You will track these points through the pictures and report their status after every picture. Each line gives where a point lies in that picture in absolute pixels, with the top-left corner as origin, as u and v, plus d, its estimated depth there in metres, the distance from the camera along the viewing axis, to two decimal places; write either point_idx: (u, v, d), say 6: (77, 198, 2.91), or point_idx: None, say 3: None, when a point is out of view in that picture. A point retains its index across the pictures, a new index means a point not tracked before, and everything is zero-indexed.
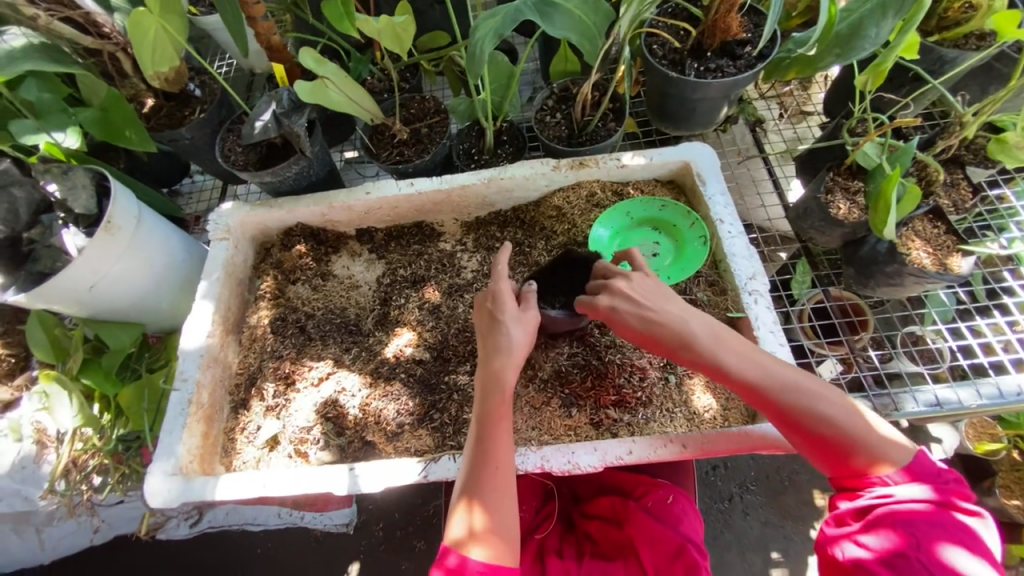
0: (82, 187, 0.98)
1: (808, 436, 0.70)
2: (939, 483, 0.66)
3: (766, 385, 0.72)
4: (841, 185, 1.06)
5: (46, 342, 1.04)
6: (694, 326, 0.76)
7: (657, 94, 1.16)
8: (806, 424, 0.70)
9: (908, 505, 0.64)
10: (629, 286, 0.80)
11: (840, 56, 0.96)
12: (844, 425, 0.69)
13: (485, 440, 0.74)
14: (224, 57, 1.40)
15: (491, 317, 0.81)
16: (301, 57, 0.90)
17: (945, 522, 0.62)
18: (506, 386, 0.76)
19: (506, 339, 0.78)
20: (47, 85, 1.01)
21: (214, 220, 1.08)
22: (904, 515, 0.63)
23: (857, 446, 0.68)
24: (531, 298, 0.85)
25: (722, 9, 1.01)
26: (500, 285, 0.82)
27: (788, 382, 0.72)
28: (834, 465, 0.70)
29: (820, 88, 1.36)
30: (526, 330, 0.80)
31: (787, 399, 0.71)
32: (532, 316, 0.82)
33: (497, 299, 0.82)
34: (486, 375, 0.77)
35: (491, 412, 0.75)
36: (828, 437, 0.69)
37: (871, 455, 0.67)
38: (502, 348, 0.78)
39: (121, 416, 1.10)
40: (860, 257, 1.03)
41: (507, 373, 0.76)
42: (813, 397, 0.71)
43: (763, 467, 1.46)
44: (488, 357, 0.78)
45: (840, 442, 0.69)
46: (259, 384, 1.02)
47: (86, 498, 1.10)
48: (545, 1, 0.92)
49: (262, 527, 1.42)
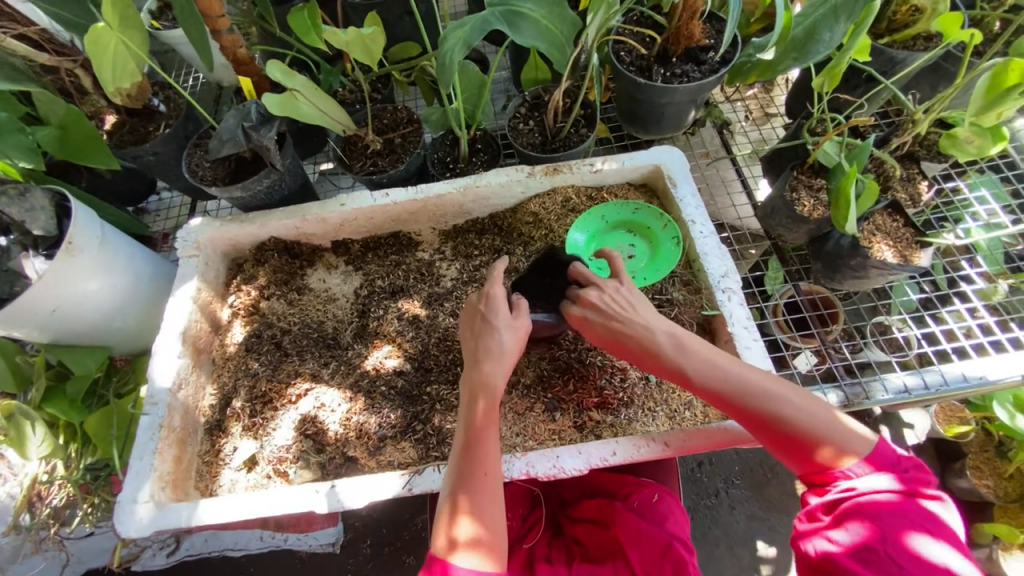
0: (40, 209, 0.95)
1: (772, 434, 0.71)
2: (901, 470, 0.67)
3: (724, 386, 0.74)
4: (804, 183, 1.09)
5: (6, 371, 1.00)
6: (656, 331, 0.79)
7: (626, 100, 1.18)
8: (769, 422, 0.71)
9: (870, 495, 0.65)
10: (601, 296, 0.84)
11: (798, 59, 1.00)
12: (802, 419, 0.70)
13: (474, 446, 0.73)
14: (190, 72, 1.37)
15: (485, 322, 0.81)
16: (269, 70, 0.90)
17: (907, 509, 0.63)
18: (495, 390, 0.76)
19: (498, 343, 0.79)
20: (2, 105, 0.98)
21: (183, 237, 1.05)
22: (868, 504, 0.64)
23: (819, 441, 0.69)
24: (526, 307, 0.84)
25: (684, 16, 1.05)
26: (494, 289, 0.83)
27: (748, 381, 0.74)
28: (801, 461, 0.71)
29: (782, 91, 1.41)
30: (517, 335, 0.80)
31: (753, 401, 0.72)
32: (525, 322, 0.82)
33: (490, 303, 0.82)
34: (475, 380, 0.77)
35: (478, 417, 0.75)
36: (789, 434, 0.70)
37: (831, 447, 0.69)
38: (494, 353, 0.78)
39: (89, 445, 1.05)
40: (826, 251, 1.06)
41: (497, 378, 0.76)
42: (774, 396, 0.72)
43: (746, 461, 1.48)
44: (478, 362, 0.78)
45: (801, 438, 0.70)
46: (234, 405, 0.99)
47: (53, 533, 1.05)
48: (513, 11, 0.94)
49: (244, 551, 1.37)
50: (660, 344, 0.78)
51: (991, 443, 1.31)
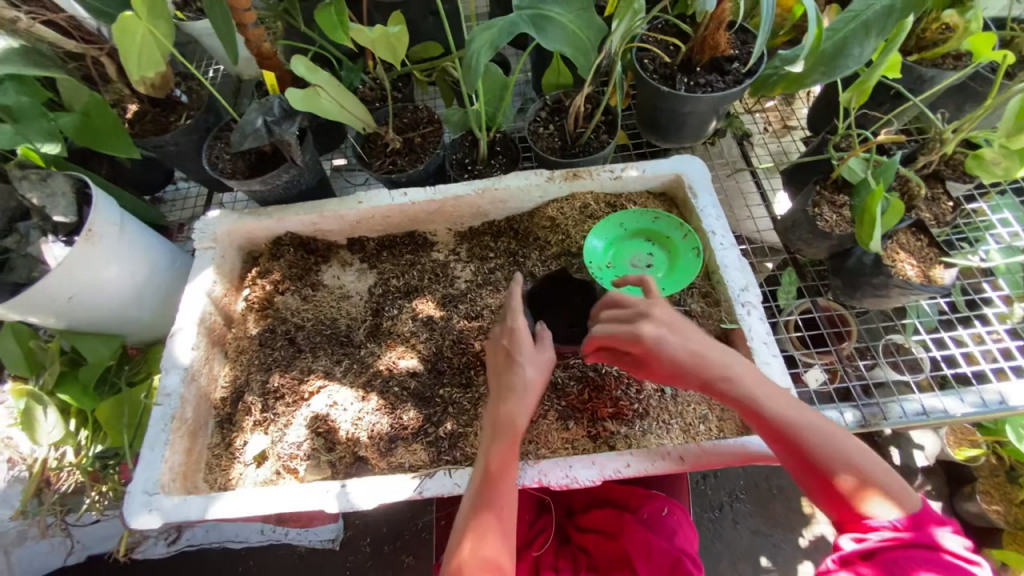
0: (61, 194, 0.95)
1: (821, 482, 0.69)
2: (922, 517, 0.66)
3: (786, 427, 0.71)
4: (827, 198, 1.08)
5: (20, 356, 1.01)
6: (726, 360, 0.76)
7: (648, 107, 1.18)
8: (821, 470, 0.69)
9: (891, 544, 0.64)
10: (663, 314, 0.80)
11: (826, 73, 0.98)
12: (860, 474, 0.68)
13: (494, 480, 0.73)
14: (212, 63, 1.38)
15: (509, 356, 0.82)
16: (293, 65, 0.90)
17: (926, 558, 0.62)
18: (518, 427, 0.77)
19: (522, 380, 0.79)
20: (26, 90, 0.98)
21: (201, 228, 1.05)
22: (891, 556, 0.63)
23: (870, 498, 0.67)
24: (548, 338, 0.86)
25: (711, 26, 1.03)
26: (518, 323, 0.84)
27: (812, 427, 0.71)
28: (838, 510, 0.69)
29: (804, 103, 1.40)
30: (541, 370, 0.81)
31: (817, 440, 0.70)
32: (548, 353, 0.84)
33: (514, 338, 0.83)
34: (497, 415, 0.77)
35: (500, 452, 0.75)
36: (841, 487, 0.68)
37: (879, 506, 0.66)
38: (518, 390, 0.78)
39: (99, 432, 1.06)
40: (846, 268, 1.05)
41: (521, 413, 0.77)
42: (831, 445, 0.69)
43: (752, 476, 1.47)
44: (501, 398, 0.79)
45: (851, 493, 0.67)
46: (246, 399, 0.99)
47: (60, 518, 1.06)
48: (541, 15, 0.93)
49: (245, 544, 1.37)
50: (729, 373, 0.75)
51: (1002, 468, 1.29)
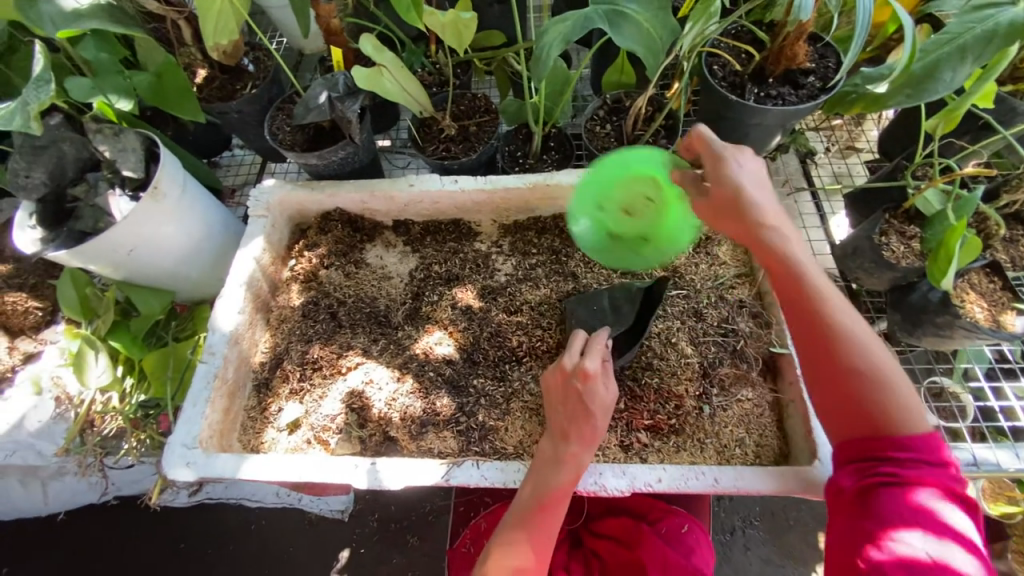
0: (131, 150, 0.99)
1: (838, 385, 0.71)
2: (940, 472, 0.66)
3: (807, 314, 0.75)
4: (896, 228, 1.03)
5: (76, 301, 1.06)
6: (775, 234, 0.78)
7: (711, 115, 1.14)
8: (838, 368, 0.72)
9: (908, 501, 0.64)
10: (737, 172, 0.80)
11: (911, 96, 0.92)
12: (877, 378, 0.70)
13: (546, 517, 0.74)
14: (278, 34, 1.40)
15: (581, 399, 0.77)
16: (362, 43, 0.91)
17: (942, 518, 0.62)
18: (579, 468, 0.76)
19: (591, 429, 0.76)
20: (106, 47, 1.02)
21: (256, 196, 1.08)
22: (910, 511, 0.63)
23: (888, 410, 0.68)
24: (611, 371, 0.82)
25: (790, 36, 0.99)
26: (593, 367, 0.77)
27: (836, 322, 0.74)
28: (849, 427, 0.70)
29: (874, 126, 1.33)
30: (608, 416, 0.78)
31: (852, 352, 0.71)
32: (613, 394, 0.79)
33: (588, 382, 0.77)
34: (560, 457, 0.76)
35: (558, 495, 0.74)
36: (857, 391, 0.70)
37: (893, 419, 0.68)
38: (586, 437, 0.76)
39: (144, 382, 1.10)
40: (908, 303, 1.00)
41: (586, 457, 0.76)
42: (855, 343, 0.72)
43: (769, 505, 1.43)
44: (567, 441, 0.76)
45: (866, 397, 0.70)
46: (285, 366, 1.01)
47: (99, 459, 1.11)
48: (616, 12, 0.91)
49: (259, 504, 1.41)
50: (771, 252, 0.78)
51: None
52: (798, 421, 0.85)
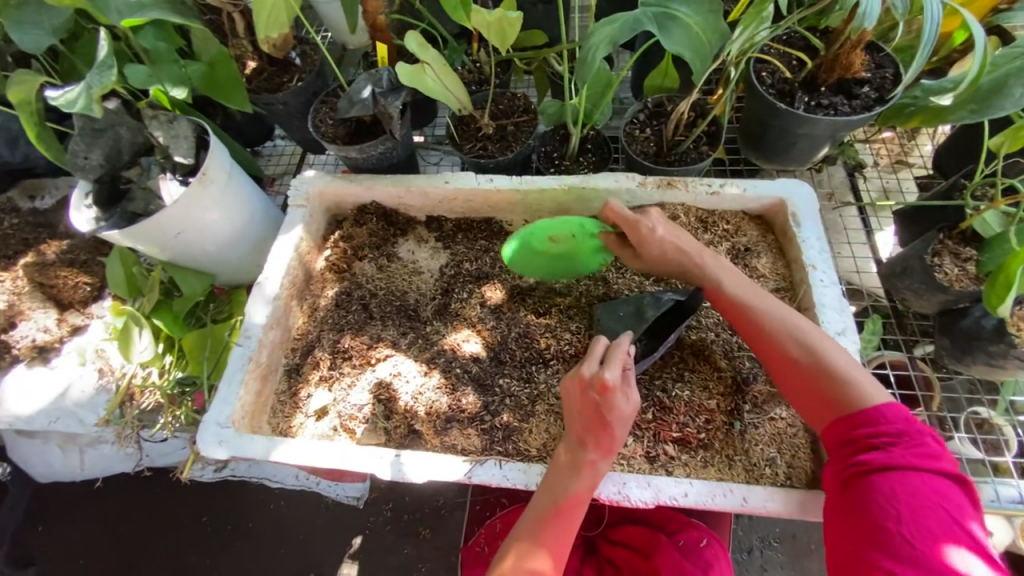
0: (184, 137, 1.03)
1: (799, 380, 0.75)
2: (921, 451, 0.66)
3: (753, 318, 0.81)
4: (951, 249, 0.98)
5: (123, 277, 1.11)
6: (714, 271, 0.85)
7: (756, 123, 1.11)
8: (790, 365, 0.76)
9: (884, 479, 0.65)
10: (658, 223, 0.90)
11: (974, 112, 0.88)
12: (829, 364, 0.74)
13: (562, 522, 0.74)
14: (325, 28, 1.43)
15: (600, 410, 0.75)
16: (408, 40, 0.92)
17: (922, 491, 0.63)
18: (595, 475, 0.76)
19: (608, 438, 0.75)
20: (164, 36, 1.06)
21: (297, 186, 1.11)
22: (890, 492, 0.63)
23: (847, 391, 0.71)
24: (632, 381, 0.79)
25: (847, 45, 0.95)
26: (612, 379, 0.75)
27: (782, 319, 0.79)
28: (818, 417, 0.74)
29: (929, 140, 1.27)
30: (627, 426, 0.76)
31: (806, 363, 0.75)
32: (634, 405, 0.77)
33: (604, 394, 0.75)
34: (576, 463, 0.75)
35: (573, 502, 0.74)
36: (814, 382, 0.74)
37: (854, 400, 0.71)
38: (603, 446, 0.75)
39: (182, 360, 1.14)
40: (958, 328, 0.95)
41: (603, 464, 0.76)
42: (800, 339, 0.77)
43: (791, 526, 1.38)
44: (585, 448, 0.75)
45: (824, 385, 0.73)
46: (316, 353, 1.03)
47: (136, 431, 1.15)
48: (666, 14, 0.89)
49: (280, 485, 1.45)
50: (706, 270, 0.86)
51: None
52: None
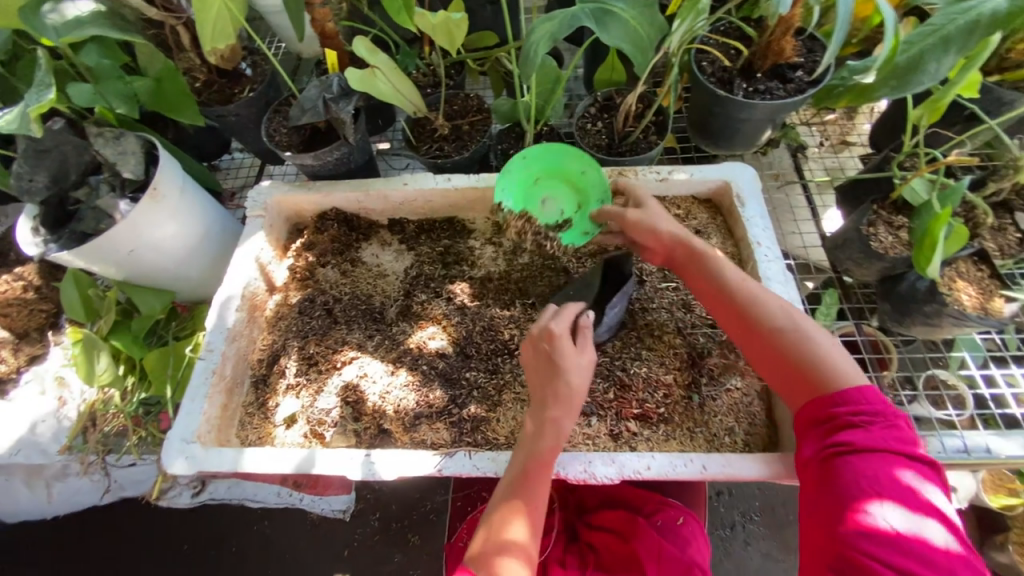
0: (131, 153, 1.01)
1: (779, 364, 0.75)
2: (900, 440, 0.66)
3: (740, 300, 0.81)
4: (884, 219, 1.04)
5: (78, 300, 1.08)
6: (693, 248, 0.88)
7: (701, 111, 1.15)
8: (773, 346, 0.77)
9: (863, 465, 0.64)
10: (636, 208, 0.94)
11: (896, 88, 0.94)
12: (818, 349, 0.74)
13: (533, 482, 0.74)
14: (276, 39, 1.43)
15: (552, 363, 0.78)
16: (355, 46, 0.92)
17: (903, 481, 0.63)
18: (559, 430, 0.76)
19: (566, 388, 0.77)
20: (107, 52, 1.04)
21: (253, 197, 1.10)
22: (869, 477, 0.63)
23: (834, 378, 0.71)
24: (586, 335, 0.82)
25: (777, 31, 1.00)
26: (559, 328, 0.79)
27: (770, 305, 0.79)
28: (797, 399, 0.74)
29: (866, 119, 1.34)
30: (584, 376, 0.78)
31: (794, 341, 0.75)
32: (589, 355, 0.80)
33: (555, 343, 0.78)
34: (541, 421, 0.77)
35: (540, 463, 0.75)
36: (799, 366, 0.74)
37: (841, 385, 0.71)
38: (561, 397, 0.77)
39: (144, 380, 1.12)
40: (897, 293, 1.01)
41: (566, 420, 0.76)
42: (788, 324, 0.77)
43: (769, 498, 1.43)
44: (546, 404, 0.77)
45: (809, 366, 0.74)
46: (282, 362, 1.03)
47: (101, 457, 1.12)
48: (603, 10, 0.92)
49: (262, 504, 1.41)
50: (700, 251, 0.87)
51: None
52: (785, 412, 0.86)
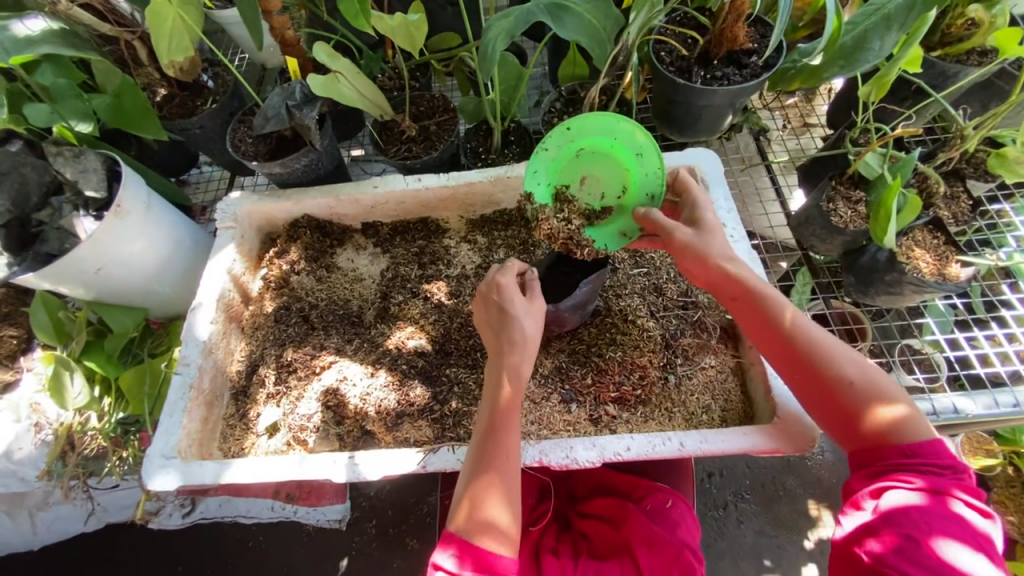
0: (93, 170, 1.00)
1: (840, 407, 0.70)
2: (954, 480, 0.64)
3: (803, 334, 0.74)
4: (842, 194, 1.07)
5: (49, 324, 1.05)
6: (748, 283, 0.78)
7: (664, 100, 1.18)
8: (836, 395, 0.71)
9: (916, 499, 0.62)
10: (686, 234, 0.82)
11: (845, 67, 0.97)
12: (884, 398, 0.69)
13: (498, 432, 0.73)
14: (238, 51, 1.42)
15: (501, 312, 0.79)
16: (315, 51, 0.92)
17: (959, 521, 0.61)
18: (518, 377, 0.77)
19: (520, 332, 0.77)
20: (63, 71, 1.02)
21: (223, 208, 1.09)
22: (921, 512, 0.62)
23: (901, 431, 0.67)
24: (536, 287, 0.84)
25: (730, 18, 1.03)
26: (506, 278, 0.81)
27: (838, 351, 0.72)
28: (852, 438, 0.70)
29: (824, 100, 1.38)
30: (537, 321, 0.80)
31: (859, 390, 0.70)
32: (541, 304, 0.82)
33: (504, 292, 0.80)
34: (499, 370, 0.77)
35: (501, 414, 0.74)
36: (861, 410, 0.69)
37: (908, 437, 0.67)
38: (517, 343, 0.77)
39: (122, 400, 1.10)
40: (860, 265, 1.05)
41: (524, 365, 0.77)
42: (855, 367, 0.71)
43: (758, 476, 1.46)
44: (503, 352, 0.77)
45: (874, 417, 0.68)
46: (261, 371, 1.02)
47: (82, 481, 1.10)
48: (558, 4, 0.94)
49: (255, 520, 1.38)
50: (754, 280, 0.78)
51: (1019, 478, 1.27)
52: (758, 386, 0.88)
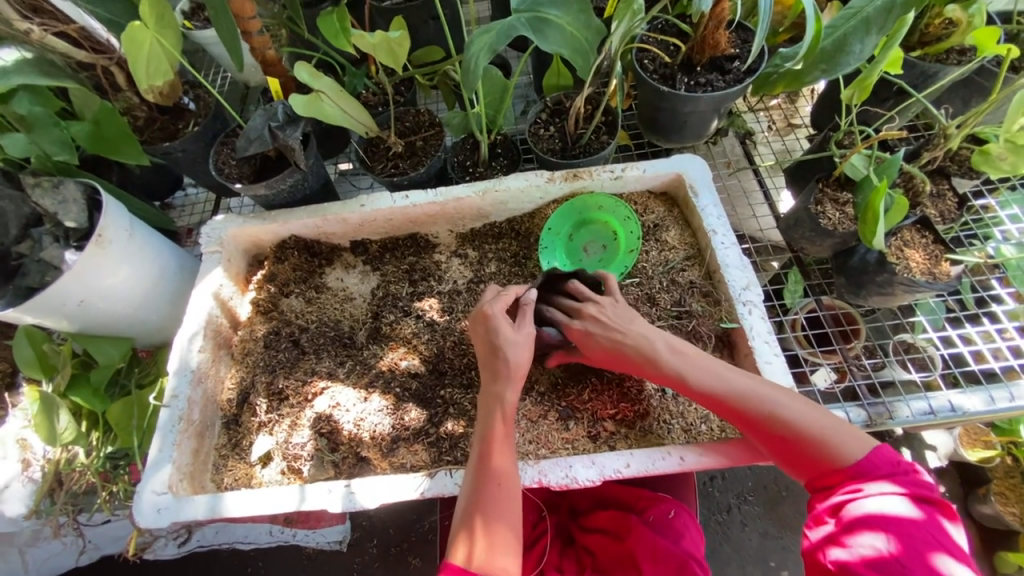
0: (72, 201, 0.98)
1: (778, 441, 0.72)
2: (904, 480, 0.66)
3: (741, 396, 0.74)
4: (830, 196, 1.08)
5: (34, 358, 1.03)
6: (644, 346, 0.80)
7: (649, 107, 1.17)
8: (771, 433, 0.72)
9: (872, 506, 0.65)
10: (598, 309, 0.85)
11: (826, 71, 0.98)
12: (812, 427, 0.71)
13: (486, 459, 0.74)
14: (220, 71, 1.40)
15: (490, 340, 0.80)
16: (297, 71, 0.90)
17: (917, 521, 0.62)
18: (509, 405, 0.77)
19: (505, 362, 0.78)
20: (40, 100, 0.99)
21: (207, 233, 1.06)
22: (880, 517, 0.63)
23: (835, 452, 0.69)
24: (529, 312, 0.83)
25: (710, 25, 1.03)
26: (494, 306, 0.82)
27: (752, 392, 0.75)
28: (800, 468, 0.71)
29: (807, 101, 1.39)
30: (526, 350, 0.79)
31: (782, 423, 0.72)
32: (529, 332, 0.81)
33: (491, 324, 0.80)
34: (485, 398, 0.78)
35: (488, 435, 0.75)
36: (795, 442, 0.71)
37: (843, 456, 0.69)
38: (501, 373, 0.77)
39: (110, 434, 1.08)
40: (851, 266, 1.05)
41: (510, 393, 0.77)
42: (797, 418, 0.72)
43: (760, 477, 1.45)
44: (488, 382, 0.78)
45: (809, 446, 0.70)
46: (252, 400, 1.01)
47: (72, 517, 1.08)
48: (539, 18, 0.93)
49: (253, 545, 1.35)
50: (647, 342, 0.80)
51: (1017, 468, 1.27)
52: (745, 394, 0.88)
